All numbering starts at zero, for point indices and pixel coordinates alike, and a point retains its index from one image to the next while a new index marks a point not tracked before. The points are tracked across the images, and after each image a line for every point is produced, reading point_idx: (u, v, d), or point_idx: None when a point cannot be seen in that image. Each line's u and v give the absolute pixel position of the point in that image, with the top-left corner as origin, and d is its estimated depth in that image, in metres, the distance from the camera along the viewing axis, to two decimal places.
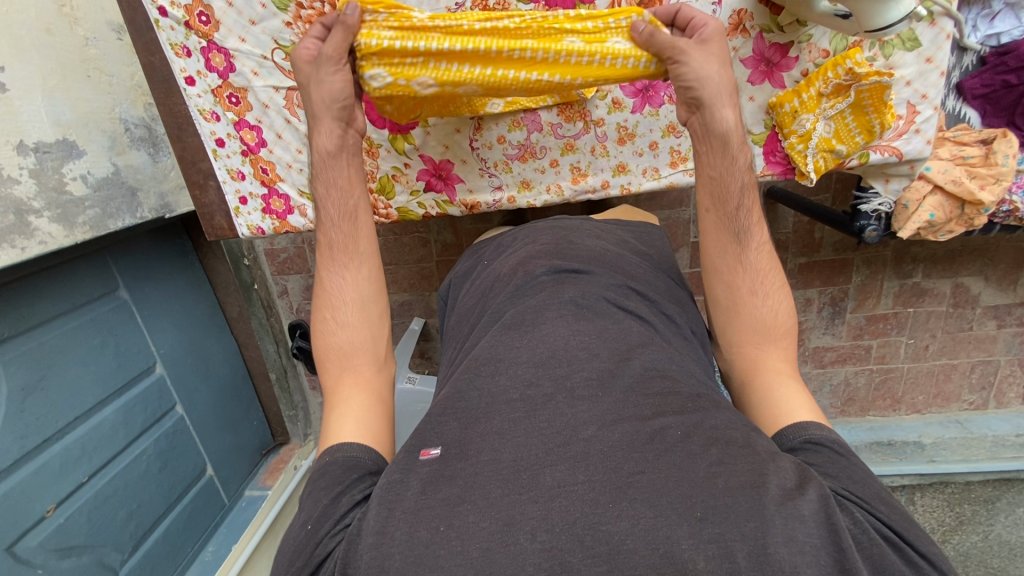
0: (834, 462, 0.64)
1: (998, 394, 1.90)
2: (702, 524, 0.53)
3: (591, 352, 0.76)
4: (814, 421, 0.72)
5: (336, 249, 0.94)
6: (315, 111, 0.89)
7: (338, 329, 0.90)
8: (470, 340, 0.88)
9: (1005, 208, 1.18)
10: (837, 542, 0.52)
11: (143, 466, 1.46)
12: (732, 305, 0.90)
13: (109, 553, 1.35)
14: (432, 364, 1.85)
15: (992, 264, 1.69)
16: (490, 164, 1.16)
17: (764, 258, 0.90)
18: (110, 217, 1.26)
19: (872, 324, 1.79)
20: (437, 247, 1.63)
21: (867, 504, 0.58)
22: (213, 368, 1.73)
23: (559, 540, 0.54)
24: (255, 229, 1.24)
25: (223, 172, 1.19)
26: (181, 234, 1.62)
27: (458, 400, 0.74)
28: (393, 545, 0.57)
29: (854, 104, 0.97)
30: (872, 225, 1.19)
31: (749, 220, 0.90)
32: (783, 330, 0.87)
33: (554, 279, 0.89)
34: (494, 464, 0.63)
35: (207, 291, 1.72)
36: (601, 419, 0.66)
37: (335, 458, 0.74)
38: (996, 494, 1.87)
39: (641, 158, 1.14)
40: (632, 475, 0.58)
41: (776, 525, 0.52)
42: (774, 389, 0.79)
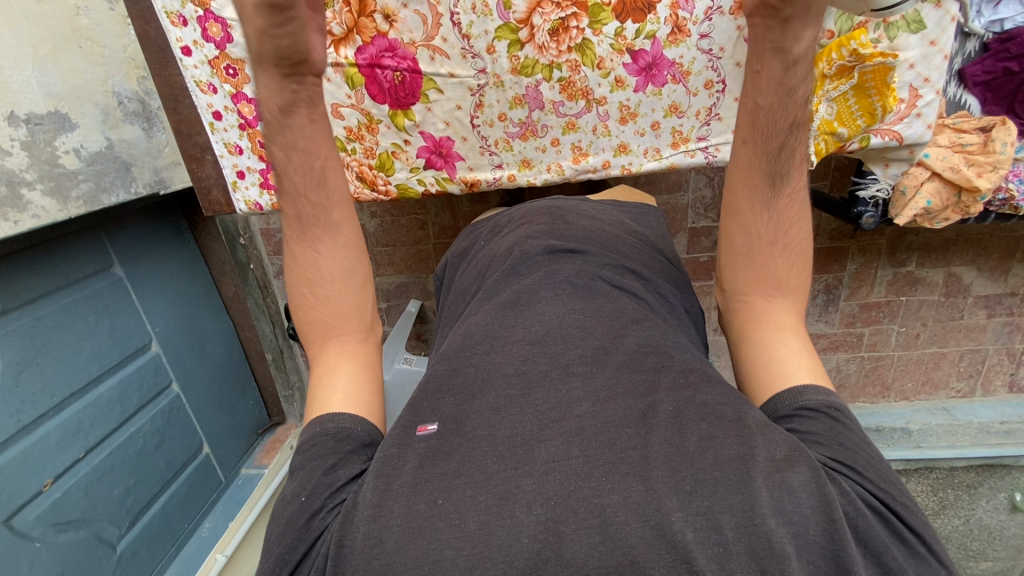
0: (827, 429, 0.64)
1: (985, 381, 1.93)
2: (690, 497, 0.54)
3: (585, 330, 0.76)
4: (812, 383, 0.71)
5: (306, 222, 0.89)
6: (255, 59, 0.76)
7: (334, 293, 0.88)
8: (464, 315, 0.88)
9: (1002, 196, 1.19)
10: (827, 512, 0.53)
11: (139, 444, 1.47)
12: (749, 253, 0.88)
13: (106, 528, 1.36)
14: (429, 345, 1.86)
15: (985, 253, 1.70)
16: (490, 142, 1.16)
17: (792, 209, 0.86)
18: (104, 192, 1.25)
19: (865, 312, 1.81)
20: (434, 229, 1.62)
21: (857, 475, 0.58)
22: (210, 348, 1.73)
23: (553, 512, 0.54)
24: (252, 205, 1.23)
25: (220, 146, 1.18)
26: (176, 212, 1.60)
27: (455, 375, 0.74)
28: (390, 518, 0.57)
29: (857, 86, 0.98)
30: (869, 211, 1.24)
31: (789, 163, 0.84)
32: (793, 285, 0.85)
33: (549, 258, 0.89)
34: (490, 440, 0.63)
35: (201, 270, 1.70)
36: (595, 395, 0.67)
37: (325, 429, 0.73)
38: (978, 479, 1.92)
39: (643, 138, 1.14)
40: (624, 449, 0.59)
41: (763, 496, 0.53)
42: (775, 345, 0.78)
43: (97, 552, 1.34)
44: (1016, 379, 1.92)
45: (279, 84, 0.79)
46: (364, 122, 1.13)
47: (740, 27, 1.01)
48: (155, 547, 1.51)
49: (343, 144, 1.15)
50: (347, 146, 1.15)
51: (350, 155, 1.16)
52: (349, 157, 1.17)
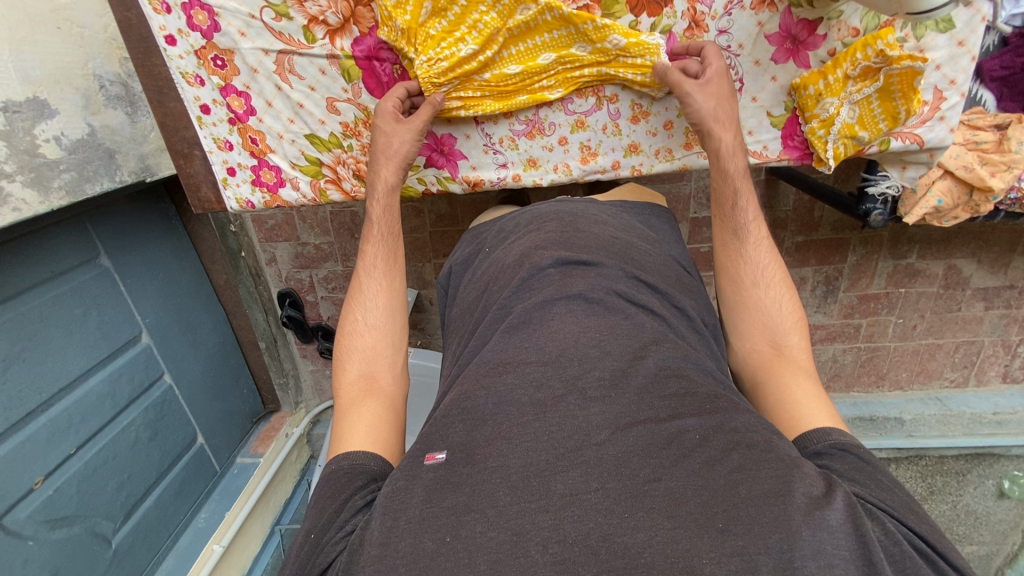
0: (861, 470, 0.64)
1: (980, 372, 1.91)
2: (722, 536, 0.52)
3: (603, 351, 0.75)
4: (834, 426, 0.73)
5: (373, 262, 1.04)
6: (379, 158, 1.02)
7: (366, 330, 0.98)
8: (476, 337, 0.85)
9: (1013, 195, 1.13)
10: (867, 555, 0.51)
11: (132, 436, 1.44)
12: (739, 300, 0.96)
13: (100, 523, 1.34)
14: (424, 335, 1.83)
15: (986, 246, 1.67)
16: (495, 139, 1.11)
17: (765, 254, 0.97)
18: (87, 181, 1.18)
19: (864, 303, 1.78)
20: (431, 218, 1.57)
21: (898, 513, 0.58)
22: (202, 337, 1.68)
23: (571, 552, 0.54)
24: (244, 203, 1.18)
25: (209, 140, 1.12)
26: (162, 199, 1.54)
27: (464, 400, 0.73)
28: (396, 557, 0.57)
29: (882, 89, 0.94)
30: (878, 208, 1.17)
31: (746, 217, 0.99)
32: (790, 327, 0.91)
33: (561, 272, 0.86)
34: (502, 471, 0.63)
35: (192, 258, 1.65)
36: (614, 422, 0.66)
37: (340, 465, 0.75)
38: (967, 467, 2.00)
39: (655, 138, 1.09)
40: (648, 481, 0.59)
41: (804, 537, 0.51)
42: (789, 388, 0.81)
43: (92, 546, 1.32)
44: (1010, 370, 1.91)
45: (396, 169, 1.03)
46: (361, 117, 1.09)
47: (761, 23, 0.98)
48: (151, 538, 1.50)
49: (339, 140, 1.12)
50: (342, 142, 1.12)
51: (346, 151, 1.12)
52: (345, 153, 1.13)
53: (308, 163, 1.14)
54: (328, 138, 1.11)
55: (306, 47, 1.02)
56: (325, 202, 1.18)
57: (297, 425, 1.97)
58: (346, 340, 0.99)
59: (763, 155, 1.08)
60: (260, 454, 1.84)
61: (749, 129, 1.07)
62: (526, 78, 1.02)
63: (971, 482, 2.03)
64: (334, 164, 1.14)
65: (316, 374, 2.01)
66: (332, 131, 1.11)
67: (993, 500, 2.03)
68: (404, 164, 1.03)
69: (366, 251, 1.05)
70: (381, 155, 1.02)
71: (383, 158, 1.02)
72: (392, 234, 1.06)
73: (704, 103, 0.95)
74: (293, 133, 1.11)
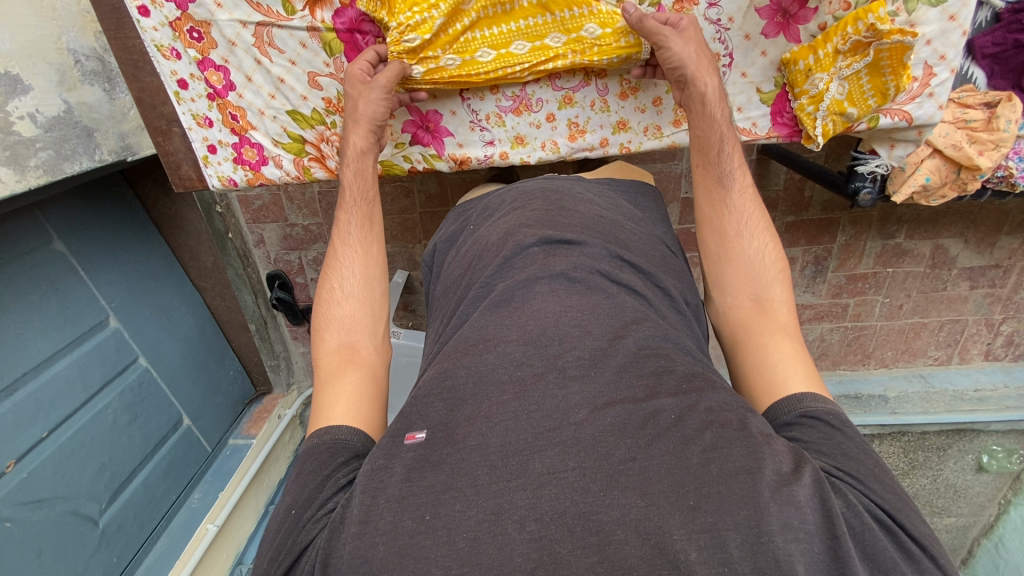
0: (828, 439, 0.65)
1: (963, 350, 1.95)
2: (694, 513, 0.53)
3: (584, 330, 0.75)
4: (810, 391, 0.73)
5: (350, 224, 1.02)
6: (354, 120, 0.98)
7: (343, 298, 0.97)
8: (458, 314, 0.85)
9: (1000, 174, 1.13)
10: (831, 529, 0.52)
11: (110, 419, 1.43)
12: (723, 252, 0.95)
13: (84, 504, 1.34)
14: (415, 317, 1.82)
15: (973, 225, 1.68)
16: (481, 116, 1.09)
17: (749, 203, 0.96)
18: (65, 160, 1.15)
19: (852, 283, 1.79)
20: (420, 198, 1.55)
21: (861, 485, 0.59)
22: (178, 318, 1.66)
23: (548, 530, 0.54)
24: (226, 181, 1.16)
25: (188, 117, 1.10)
26: (120, 184, 1.50)
27: (445, 378, 0.73)
28: (376, 535, 0.58)
29: (872, 64, 0.93)
30: (866, 186, 1.16)
31: (731, 164, 0.97)
32: (773, 280, 0.90)
33: (544, 251, 0.85)
34: (481, 449, 0.63)
35: (158, 242, 1.61)
36: (593, 402, 0.66)
37: (322, 440, 0.75)
38: (948, 443, 2.05)
39: (643, 115, 1.09)
40: (623, 461, 0.59)
41: (772, 512, 0.52)
42: (768, 348, 0.81)
43: (77, 527, 1.33)
44: (992, 348, 1.94)
45: (365, 134, 1.00)
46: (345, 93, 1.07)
47: None
48: (141, 517, 1.51)
49: (322, 117, 1.09)
50: (326, 119, 1.10)
51: (330, 128, 1.11)
52: (328, 130, 1.11)
53: (291, 140, 1.12)
54: (310, 114, 1.09)
55: (285, 18, 1.00)
56: (309, 181, 1.16)
57: (288, 407, 1.97)
58: (323, 310, 0.98)
59: (751, 132, 1.07)
60: (253, 435, 1.84)
61: (739, 106, 1.06)
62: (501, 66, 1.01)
63: (951, 457, 2.09)
64: (317, 141, 1.12)
65: (307, 356, 2.02)
66: (315, 107, 1.08)
67: (972, 474, 2.13)
68: (373, 128, 0.99)
69: (340, 215, 1.03)
70: (350, 119, 0.99)
71: (353, 123, 0.98)
72: (367, 199, 1.03)
73: (684, 49, 0.93)
74: (274, 109, 1.09)
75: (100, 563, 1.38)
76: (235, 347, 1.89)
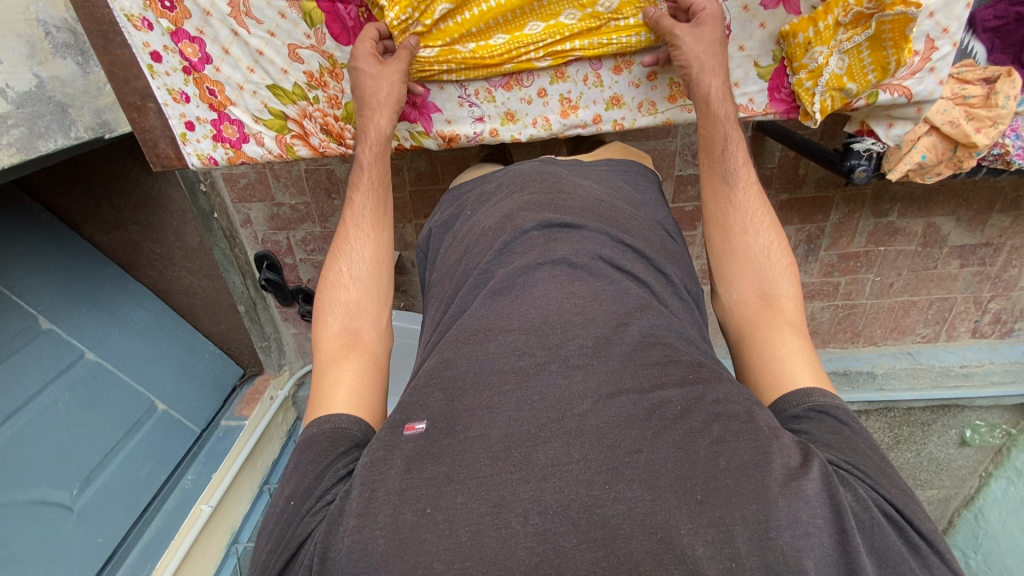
0: (837, 434, 0.64)
1: (950, 328, 1.95)
2: (701, 507, 0.53)
3: (587, 318, 0.74)
4: (817, 386, 0.72)
5: (363, 210, 1.00)
6: (370, 103, 0.97)
7: (351, 283, 0.95)
8: (456, 302, 0.83)
9: (996, 151, 1.12)
10: (840, 523, 0.52)
11: (63, 412, 1.41)
12: (728, 247, 0.94)
13: (51, 492, 1.34)
14: (407, 297, 1.80)
15: (965, 203, 1.67)
16: (470, 91, 1.06)
17: (753, 199, 0.95)
18: (39, 137, 1.08)
19: (844, 262, 1.79)
20: (410, 175, 1.51)
21: (870, 479, 0.58)
22: (123, 314, 1.62)
23: (552, 523, 0.54)
24: (206, 159, 1.12)
25: (163, 92, 1.05)
26: (22, 197, 1.43)
27: (445, 368, 0.72)
28: (376, 528, 0.57)
29: (873, 37, 0.90)
30: (862, 165, 1.12)
31: (734, 161, 0.96)
32: (779, 275, 0.89)
33: (544, 235, 0.84)
34: (483, 441, 0.62)
35: (80, 244, 1.55)
36: (597, 392, 0.65)
37: (322, 429, 0.74)
38: (933, 418, 2.11)
39: (638, 90, 1.05)
40: (629, 453, 0.59)
41: (780, 507, 0.51)
42: (775, 346, 0.79)
43: (48, 513, 1.32)
44: (979, 326, 1.95)
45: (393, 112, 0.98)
46: (327, 66, 1.02)
47: None
48: (124, 500, 1.51)
49: (304, 92, 1.05)
50: (308, 94, 1.05)
51: (312, 104, 1.07)
52: (311, 106, 1.07)
53: (272, 116, 1.08)
54: (292, 89, 1.05)
55: None
56: (292, 158, 1.13)
57: (282, 387, 1.97)
58: (327, 293, 0.95)
59: (748, 109, 1.05)
60: (245, 417, 1.84)
61: (735, 81, 1.03)
62: (515, 48, 0.99)
63: (935, 432, 2.16)
64: (300, 118, 1.08)
65: (299, 338, 2.00)
66: (296, 82, 1.04)
67: (955, 448, 2.20)
68: (399, 108, 0.99)
69: (354, 199, 1.01)
70: (371, 100, 0.96)
71: (376, 105, 0.97)
72: (382, 183, 1.02)
73: (694, 47, 0.93)
74: (253, 84, 1.05)
75: (84, 546, 1.38)
76: (225, 329, 1.86)
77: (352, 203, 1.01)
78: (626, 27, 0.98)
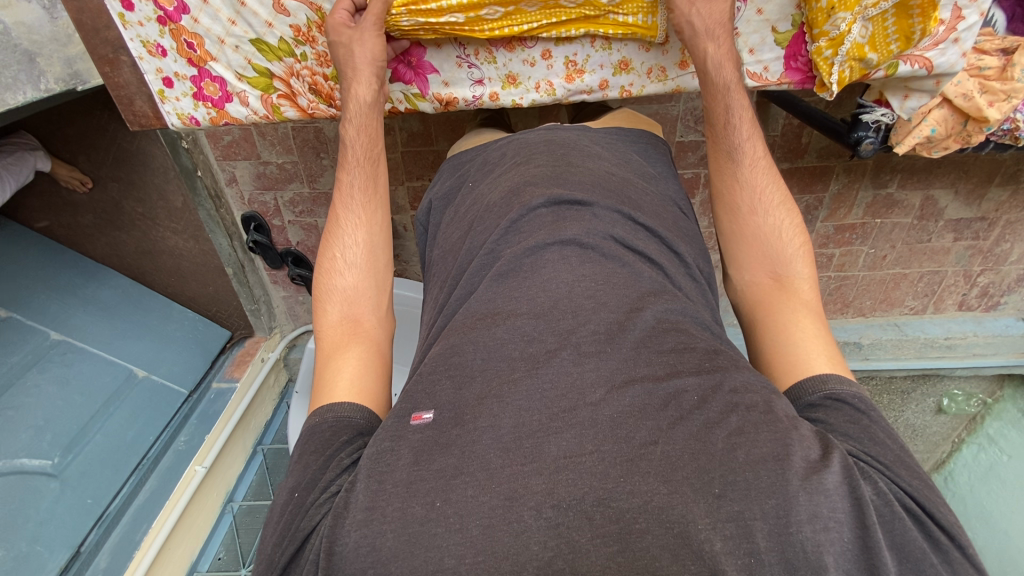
0: (855, 423, 0.64)
1: (938, 301, 1.96)
2: (719, 502, 0.53)
3: (599, 303, 0.73)
4: (834, 372, 0.72)
5: (355, 189, 0.97)
6: (355, 67, 0.90)
7: (346, 268, 0.92)
8: (462, 285, 0.81)
9: (1005, 126, 1.07)
10: (861, 517, 0.52)
11: (32, 389, 1.49)
12: (738, 228, 0.92)
13: (29, 462, 1.40)
14: (401, 262, 1.77)
15: (965, 175, 1.64)
16: (469, 51, 0.99)
17: (760, 176, 0.93)
18: (5, 90, 1.00)
19: (840, 233, 1.78)
20: (403, 135, 1.45)
21: (889, 471, 0.58)
22: (86, 294, 1.71)
23: (566, 517, 0.54)
24: (187, 119, 1.07)
25: (137, 44, 0.98)
26: None
27: (452, 354, 0.71)
28: (383, 523, 0.57)
29: (899, 5, 0.85)
30: (869, 137, 1.09)
31: (739, 138, 0.93)
32: (793, 255, 0.88)
33: (554, 213, 0.81)
34: (492, 431, 0.62)
35: (34, 236, 1.70)
36: (609, 380, 0.65)
37: (324, 420, 0.73)
38: (913, 387, 2.16)
39: (648, 55, 1.00)
40: (644, 445, 0.58)
41: (801, 501, 0.51)
42: (790, 330, 0.79)
43: (31, 483, 1.38)
44: (966, 299, 1.95)
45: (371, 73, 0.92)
46: (314, 20, 0.95)
47: None
48: (112, 464, 1.53)
49: (290, 48, 0.98)
50: (295, 50, 0.98)
51: (300, 61, 1.00)
52: (298, 63, 1.00)
53: (256, 74, 1.01)
54: (277, 44, 0.97)
55: None
56: (279, 120, 1.07)
57: (272, 350, 1.94)
58: (323, 279, 0.92)
59: (762, 78, 1.01)
60: (236, 378, 1.81)
61: (751, 47, 0.99)
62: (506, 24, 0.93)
63: (914, 400, 2.21)
64: (287, 76, 1.01)
65: (290, 300, 1.96)
66: (282, 36, 0.97)
67: (931, 415, 2.27)
68: (376, 73, 0.92)
69: (342, 177, 0.97)
70: (346, 69, 0.91)
71: (351, 73, 0.91)
72: (369, 158, 0.97)
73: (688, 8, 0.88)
74: (236, 38, 0.97)
75: (73, 508, 1.41)
76: (214, 292, 1.85)
77: (340, 182, 0.97)
78: (636, 23, 0.94)
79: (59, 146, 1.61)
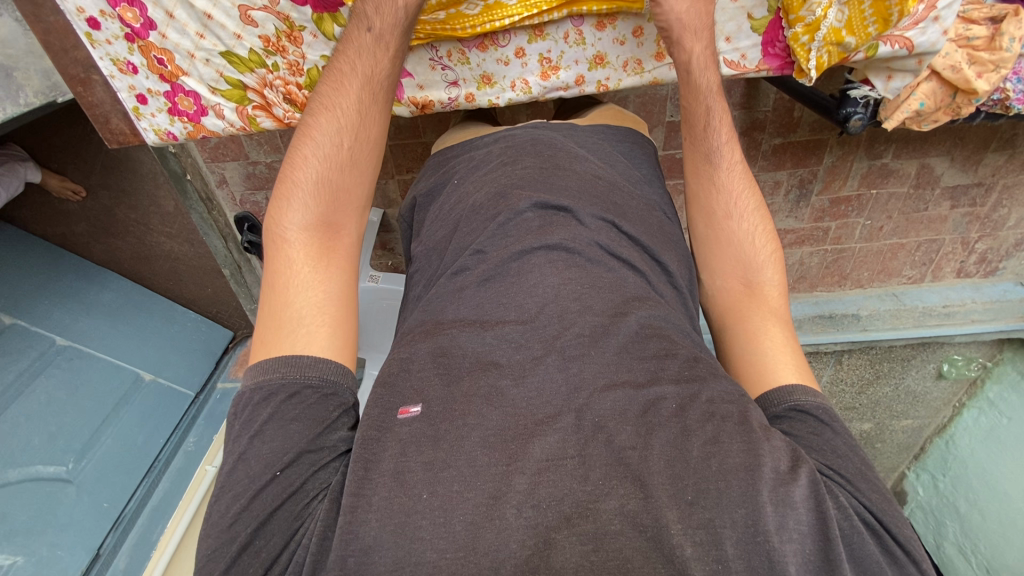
0: (817, 435, 0.66)
1: (936, 269, 1.96)
2: (691, 509, 0.54)
3: (584, 305, 0.73)
4: (800, 383, 0.73)
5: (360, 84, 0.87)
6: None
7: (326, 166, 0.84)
8: (439, 289, 0.81)
9: (997, 96, 1.03)
10: (824, 532, 0.54)
11: (42, 395, 1.49)
12: (712, 231, 0.92)
13: (44, 469, 1.43)
14: (394, 256, 1.77)
15: (961, 142, 1.62)
16: (442, 52, 0.98)
17: (738, 181, 0.93)
18: None
19: (835, 206, 1.76)
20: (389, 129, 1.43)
21: (851, 486, 0.60)
22: (89, 298, 1.69)
23: (544, 517, 0.56)
24: (164, 134, 1.06)
25: (107, 63, 0.97)
26: None
27: (440, 355, 0.72)
28: (369, 510, 0.58)
29: None
30: (858, 112, 1.09)
31: (717, 142, 0.93)
32: (764, 263, 0.87)
33: (540, 218, 0.82)
34: (481, 429, 0.63)
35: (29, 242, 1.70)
36: (593, 384, 0.66)
37: (307, 375, 0.70)
38: (913, 355, 2.16)
39: (623, 48, 0.99)
40: (623, 449, 0.60)
41: (768, 513, 0.53)
42: (760, 338, 0.79)
43: (47, 490, 1.43)
44: (964, 266, 1.95)
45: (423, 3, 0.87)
46: (283, 29, 0.94)
47: None
48: (124, 467, 1.60)
49: (261, 59, 0.97)
50: (266, 61, 0.97)
51: (271, 72, 0.99)
52: (271, 74, 0.99)
53: (229, 87, 1.00)
54: (247, 56, 0.97)
55: None
56: (256, 131, 1.06)
57: None
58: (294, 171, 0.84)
59: (740, 65, 1.00)
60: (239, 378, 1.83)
61: (727, 35, 0.98)
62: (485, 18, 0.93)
63: (914, 367, 2.22)
64: (260, 87, 1.01)
65: None
66: (252, 48, 0.96)
67: (931, 381, 2.28)
68: None
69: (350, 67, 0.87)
70: None
71: None
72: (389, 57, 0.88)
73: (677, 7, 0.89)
74: (205, 51, 0.96)
75: (91, 514, 1.48)
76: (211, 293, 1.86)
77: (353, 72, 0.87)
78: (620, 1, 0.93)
79: (46, 156, 1.66)
